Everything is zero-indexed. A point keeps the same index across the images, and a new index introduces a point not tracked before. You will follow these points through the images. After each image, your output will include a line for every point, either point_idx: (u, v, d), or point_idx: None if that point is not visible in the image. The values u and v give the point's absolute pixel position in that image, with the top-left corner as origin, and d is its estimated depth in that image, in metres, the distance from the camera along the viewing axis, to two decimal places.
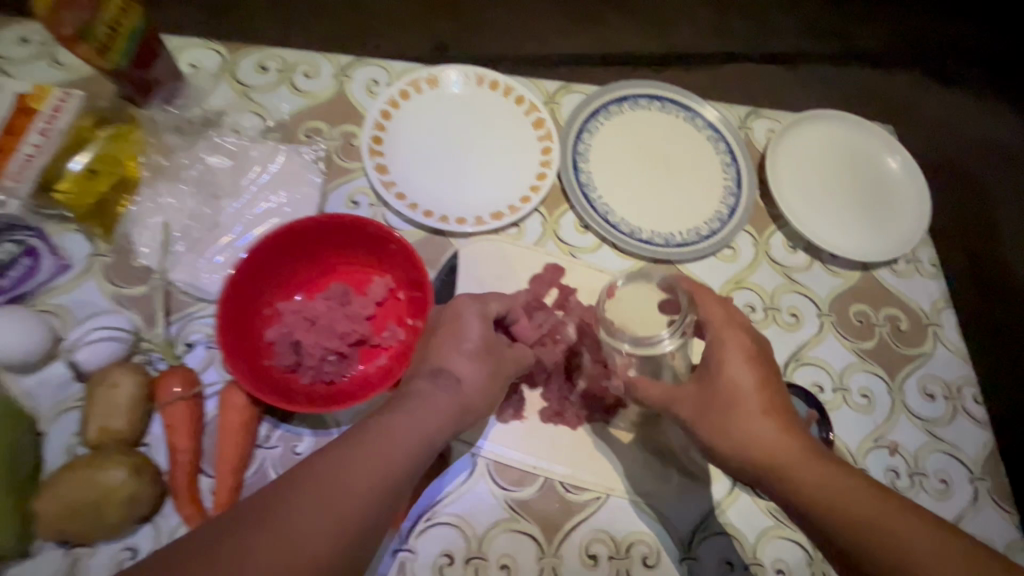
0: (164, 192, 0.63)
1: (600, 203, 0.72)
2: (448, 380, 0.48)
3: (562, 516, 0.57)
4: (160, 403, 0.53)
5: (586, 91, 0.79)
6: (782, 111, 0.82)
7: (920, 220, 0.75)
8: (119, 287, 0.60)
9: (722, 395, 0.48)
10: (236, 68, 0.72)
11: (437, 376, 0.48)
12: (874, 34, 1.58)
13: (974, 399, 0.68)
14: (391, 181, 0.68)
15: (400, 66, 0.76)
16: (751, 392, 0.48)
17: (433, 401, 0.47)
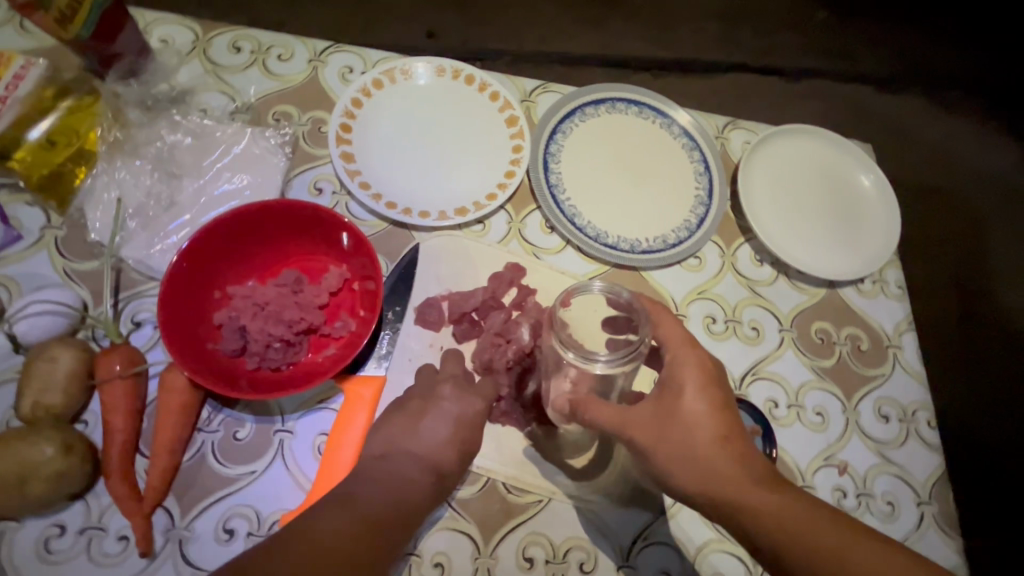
0: (121, 168, 0.62)
1: (567, 205, 0.71)
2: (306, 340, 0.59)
3: (501, 516, 0.57)
4: (98, 381, 0.52)
5: (562, 91, 0.78)
6: (761, 124, 0.81)
7: (889, 242, 0.74)
8: (69, 261, 0.59)
9: (671, 415, 0.48)
10: (208, 47, 0.71)
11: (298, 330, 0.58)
12: (870, 51, 1.58)
13: (929, 424, 0.68)
14: (355, 170, 0.67)
15: (375, 54, 0.75)
16: (685, 407, 0.48)
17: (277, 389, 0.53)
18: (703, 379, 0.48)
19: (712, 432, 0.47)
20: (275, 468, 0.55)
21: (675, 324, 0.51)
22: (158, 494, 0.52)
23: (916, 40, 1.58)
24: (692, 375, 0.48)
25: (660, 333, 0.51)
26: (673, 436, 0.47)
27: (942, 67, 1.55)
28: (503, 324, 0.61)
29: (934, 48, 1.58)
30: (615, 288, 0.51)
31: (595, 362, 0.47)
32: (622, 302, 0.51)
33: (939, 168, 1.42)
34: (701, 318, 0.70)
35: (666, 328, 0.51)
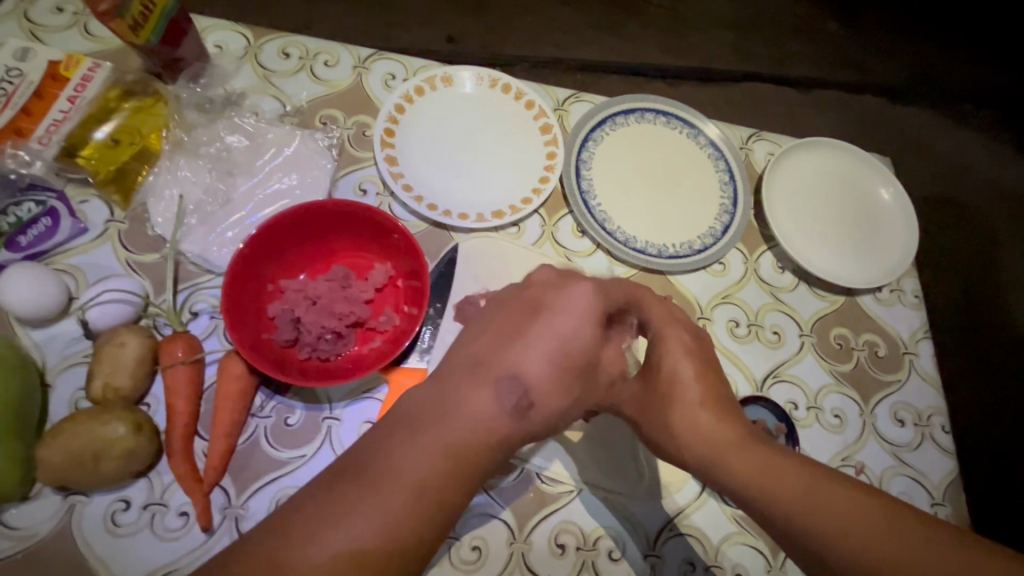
0: (181, 166, 0.65)
1: (598, 211, 0.74)
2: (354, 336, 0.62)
3: (535, 505, 0.60)
4: (163, 366, 0.56)
5: (594, 101, 0.81)
6: (784, 136, 0.84)
7: (907, 253, 0.77)
8: (131, 253, 0.63)
9: (667, 390, 0.53)
10: (260, 53, 0.74)
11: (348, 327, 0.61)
12: (885, 64, 1.61)
13: (943, 428, 0.71)
14: (399, 173, 0.70)
15: (416, 62, 0.79)
16: (681, 383, 0.53)
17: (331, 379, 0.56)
18: (696, 356, 0.55)
19: (698, 397, 0.52)
20: (324, 453, 0.58)
21: (657, 308, 0.57)
22: (216, 474, 0.55)
23: (930, 54, 1.61)
24: (676, 351, 0.54)
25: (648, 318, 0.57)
26: (660, 408, 0.53)
27: (955, 80, 1.58)
28: None
29: (948, 63, 1.61)
30: None
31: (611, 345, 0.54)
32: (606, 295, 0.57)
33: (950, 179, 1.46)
34: (724, 321, 0.73)
35: (649, 308, 0.57)
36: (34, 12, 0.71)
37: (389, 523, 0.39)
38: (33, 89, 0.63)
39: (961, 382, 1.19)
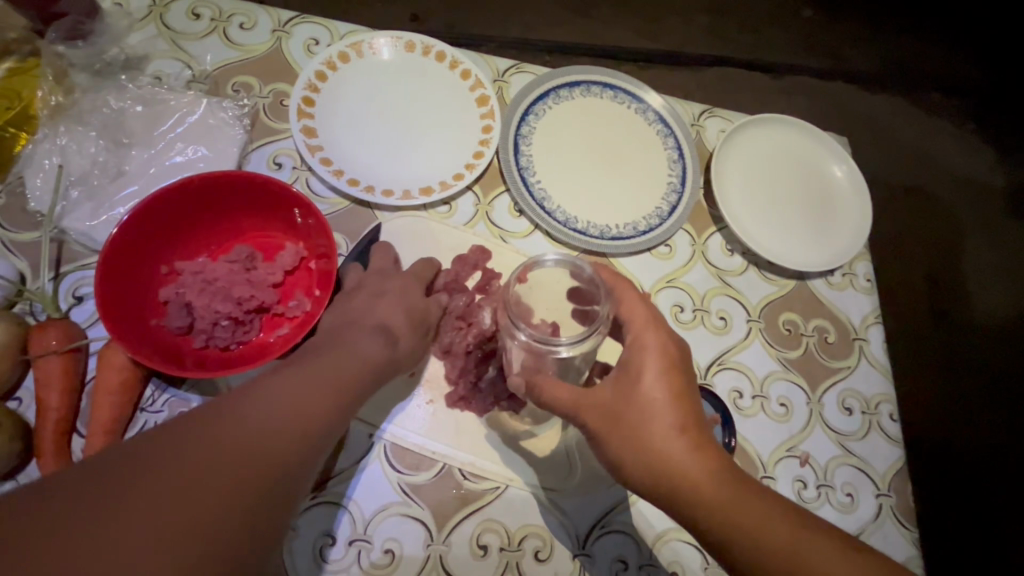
0: (63, 135, 0.58)
1: (537, 189, 0.70)
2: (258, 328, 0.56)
3: (456, 503, 0.55)
4: (33, 356, 0.50)
5: (537, 72, 0.76)
6: (737, 113, 0.80)
7: (860, 234, 0.74)
8: (8, 231, 0.56)
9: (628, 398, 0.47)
10: (166, 12, 0.68)
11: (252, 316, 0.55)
12: (856, 51, 1.61)
13: (891, 416, 0.68)
14: (317, 145, 0.65)
15: (344, 27, 0.73)
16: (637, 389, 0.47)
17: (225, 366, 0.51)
18: (662, 365, 0.47)
19: (674, 425, 0.46)
20: None
21: (641, 304, 0.50)
22: None
23: (901, 40, 1.61)
24: (652, 355, 0.47)
25: (625, 313, 0.50)
26: (631, 422, 0.46)
27: (924, 66, 1.59)
28: (467, 307, 0.60)
29: (918, 49, 1.61)
30: (573, 260, 0.51)
31: (555, 347, 0.46)
32: (585, 276, 0.50)
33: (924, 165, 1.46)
34: (668, 306, 0.69)
35: (628, 304, 0.50)
36: None
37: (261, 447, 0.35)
38: None
39: (918, 364, 1.25)
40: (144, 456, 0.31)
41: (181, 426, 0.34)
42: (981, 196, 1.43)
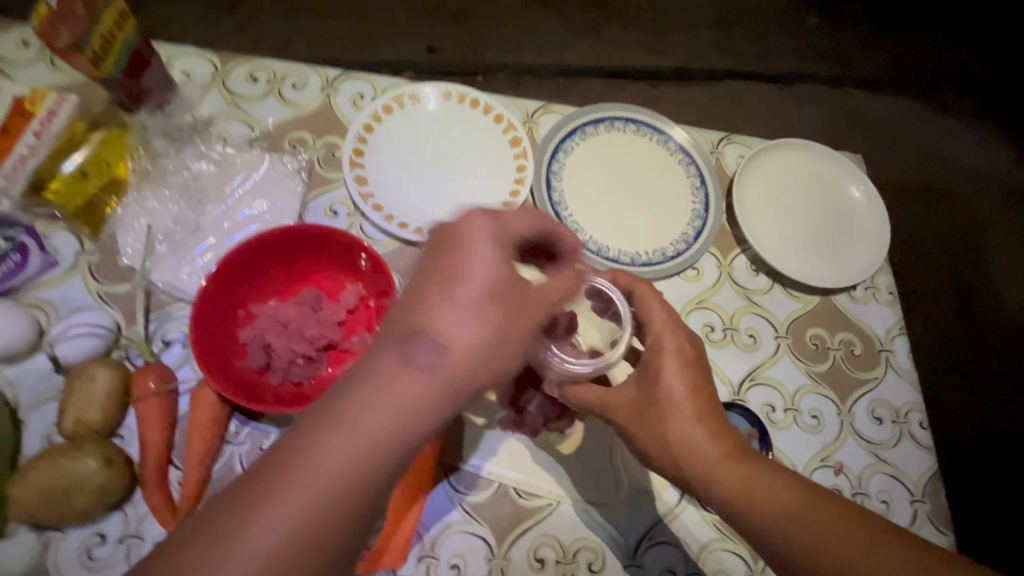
0: (150, 197, 0.65)
1: (569, 221, 0.75)
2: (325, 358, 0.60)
3: (513, 519, 0.60)
4: (134, 397, 0.56)
5: (563, 112, 0.82)
6: (754, 138, 0.85)
7: (880, 250, 0.78)
8: (102, 284, 0.63)
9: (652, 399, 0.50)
10: (227, 78, 0.75)
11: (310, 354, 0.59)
12: (865, 57, 1.69)
13: (920, 424, 0.71)
14: (368, 192, 0.71)
15: (385, 80, 0.79)
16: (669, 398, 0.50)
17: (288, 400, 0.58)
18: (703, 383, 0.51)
19: (692, 413, 0.50)
20: None
21: (658, 306, 0.53)
22: (191, 503, 0.55)
23: (905, 46, 1.70)
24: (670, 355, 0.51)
25: (646, 317, 0.53)
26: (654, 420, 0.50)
27: (928, 69, 1.68)
28: None
29: (919, 50, 1.70)
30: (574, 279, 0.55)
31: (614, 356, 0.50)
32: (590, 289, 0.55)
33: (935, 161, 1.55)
34: (699, 326, 0.73)
35: (646, 308, 0.53)
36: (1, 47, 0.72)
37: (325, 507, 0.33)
38: None
39: (942, 356, 1.29)
40: (204, 556, 0.32)
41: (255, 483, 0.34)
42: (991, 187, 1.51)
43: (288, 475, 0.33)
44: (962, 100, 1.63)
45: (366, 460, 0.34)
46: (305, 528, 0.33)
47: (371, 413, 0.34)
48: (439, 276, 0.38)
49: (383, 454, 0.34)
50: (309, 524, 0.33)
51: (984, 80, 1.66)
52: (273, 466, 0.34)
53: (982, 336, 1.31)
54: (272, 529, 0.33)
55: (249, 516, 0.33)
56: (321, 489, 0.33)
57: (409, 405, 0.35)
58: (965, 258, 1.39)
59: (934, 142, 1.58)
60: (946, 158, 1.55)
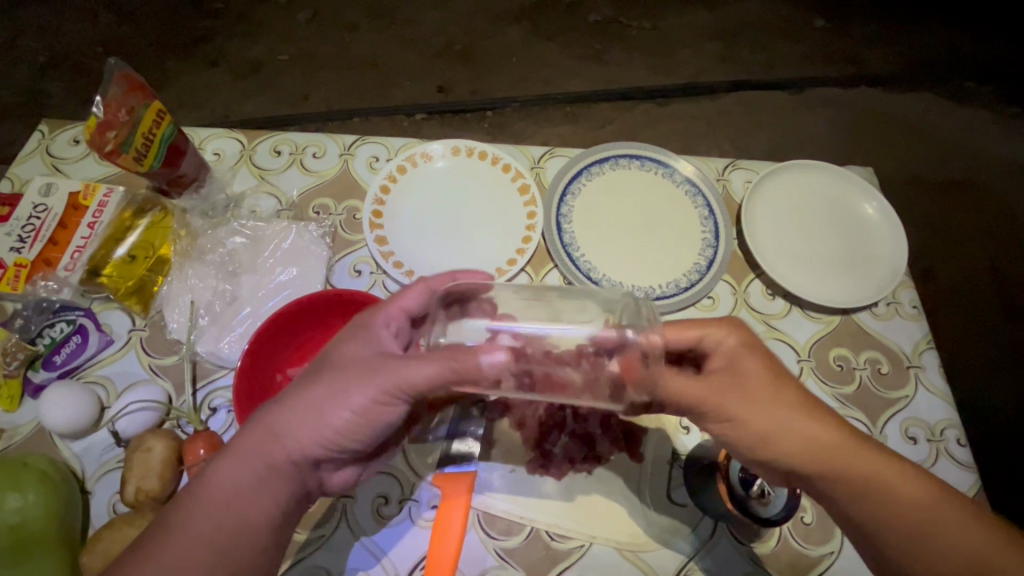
0: (190, 274, 0.71)
1: (582, 261, 0.77)
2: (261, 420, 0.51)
3: (547, 562, 0.61)
4: (187, 464, 0.60)
5: (568, 154, 0.85)
6: (760, 162, 0.86)
7: (900, 265, 0.77)
8: (153, 357, 0.68)
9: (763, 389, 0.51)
10: (254, 154, 0.81)
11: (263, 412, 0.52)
12: (877, 53, 1.67)
13: (958, 441, 0.70)
14: (389, 251, 0.75)
15: (398, 141, 0.84)
16: None
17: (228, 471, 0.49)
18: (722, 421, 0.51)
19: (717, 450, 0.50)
20: (342, 534, 0.61)
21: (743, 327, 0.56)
22: None
23: (918, 39, 1.68)
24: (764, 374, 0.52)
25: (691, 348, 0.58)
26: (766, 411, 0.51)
27: (945, 59, 1.65)
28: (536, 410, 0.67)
29: (935, 42, 1.68)
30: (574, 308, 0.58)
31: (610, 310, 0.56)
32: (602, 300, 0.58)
33: (959, 155, 1.53)
34: None
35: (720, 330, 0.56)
36: (56, 146, 0.80)
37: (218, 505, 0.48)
38: (58, 220, 0.71)
39: (981, 357, 1.28)
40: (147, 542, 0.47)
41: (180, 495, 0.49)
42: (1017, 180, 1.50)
43: (172, 523, 0.47)
44: (981, 89, 1.61)
45: (230, 504, 0.48)
46: (203, 548, 0.46)
47: (229, 468, 0.49)
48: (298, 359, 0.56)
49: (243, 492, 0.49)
50: (205, 545, 0.47)
51: (1002, 67, 1.63)
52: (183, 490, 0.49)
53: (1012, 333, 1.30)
54: (176, 548, 0.46)
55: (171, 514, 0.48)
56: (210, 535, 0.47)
57: (262, 442, 0.50)
58: (994, 257, 1.39)
59: (954, 134, 1.55)
60: (969, 152, 1.54)
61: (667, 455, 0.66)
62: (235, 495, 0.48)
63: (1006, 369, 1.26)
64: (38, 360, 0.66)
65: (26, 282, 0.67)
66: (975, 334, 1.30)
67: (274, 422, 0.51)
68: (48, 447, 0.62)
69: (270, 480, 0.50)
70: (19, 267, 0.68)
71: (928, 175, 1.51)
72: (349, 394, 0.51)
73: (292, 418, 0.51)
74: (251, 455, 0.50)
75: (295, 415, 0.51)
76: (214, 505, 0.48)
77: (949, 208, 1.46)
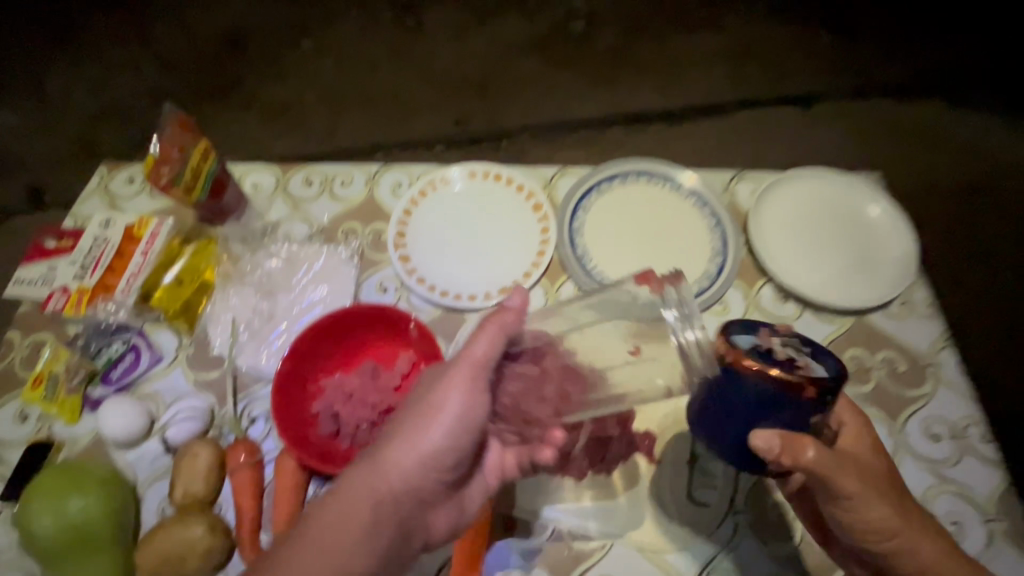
0: (233, 295, 0.77)
1: (595, 272, 0.81)
2: (362, 463, 0.52)
3: (570, 562, 0.63)
4: (229, 469, 0.65)
5: (579, 172, 0.89)
6: (766, 172, 0.88)
7: (908, 266, 0.79)
8: (198, 373, 0.73)
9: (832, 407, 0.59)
10: (288, 185, 0.88)
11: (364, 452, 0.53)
12: (887, 64, 1.70)
13: (983, 439, 0.69)
14: (413, 268, 0.80)
15: (418, 168, 0.90)
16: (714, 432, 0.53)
17: (336, 515, 0.50)
18: None
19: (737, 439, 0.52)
20: None
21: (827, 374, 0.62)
22: None
23: (929, 49, 1.70)
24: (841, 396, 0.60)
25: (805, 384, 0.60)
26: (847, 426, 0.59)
27: (957, 67, 1.67)
28: None
29: (946, 51, 1.70)
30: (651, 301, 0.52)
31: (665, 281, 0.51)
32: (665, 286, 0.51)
33: (976, 160, 1.54)
34: None
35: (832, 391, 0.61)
36: (114, 185, 0.88)
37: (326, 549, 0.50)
38: (115, 249, 0.79)
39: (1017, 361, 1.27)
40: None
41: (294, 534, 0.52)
42: None
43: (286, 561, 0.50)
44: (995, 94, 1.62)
45: (342, 547, 0.50)
46: None
47: (332, 517, 0.50)
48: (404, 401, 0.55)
49: (351, 535, 0.50)
50: None
51: (1015, 74, 1.65)
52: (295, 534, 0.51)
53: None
54: None
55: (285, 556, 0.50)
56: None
57: (360, 492, 0.51)
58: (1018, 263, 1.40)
59: (971, 141, 1.56)
60: (987, 156, 1.55)
61: (687, 453, 0.67)
62: (345, 541, 0.50)
63: None
64: (97, 376, 0.72)
65: (87, 306, 0.74)
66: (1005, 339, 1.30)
67: (366, 479, 0.51)
68: (105, 456, 0.68)
69: (376, 522, 0.51)
70: (83, 293, 0.75)
71: (947, 181, 1.51)
72: (450, 430, 0.51)
73: (401, 449, 0.51)
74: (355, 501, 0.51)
75: (393, 464, 0.51)
76: (324, 547, 0.50)
77: (974, 212, 1.46)
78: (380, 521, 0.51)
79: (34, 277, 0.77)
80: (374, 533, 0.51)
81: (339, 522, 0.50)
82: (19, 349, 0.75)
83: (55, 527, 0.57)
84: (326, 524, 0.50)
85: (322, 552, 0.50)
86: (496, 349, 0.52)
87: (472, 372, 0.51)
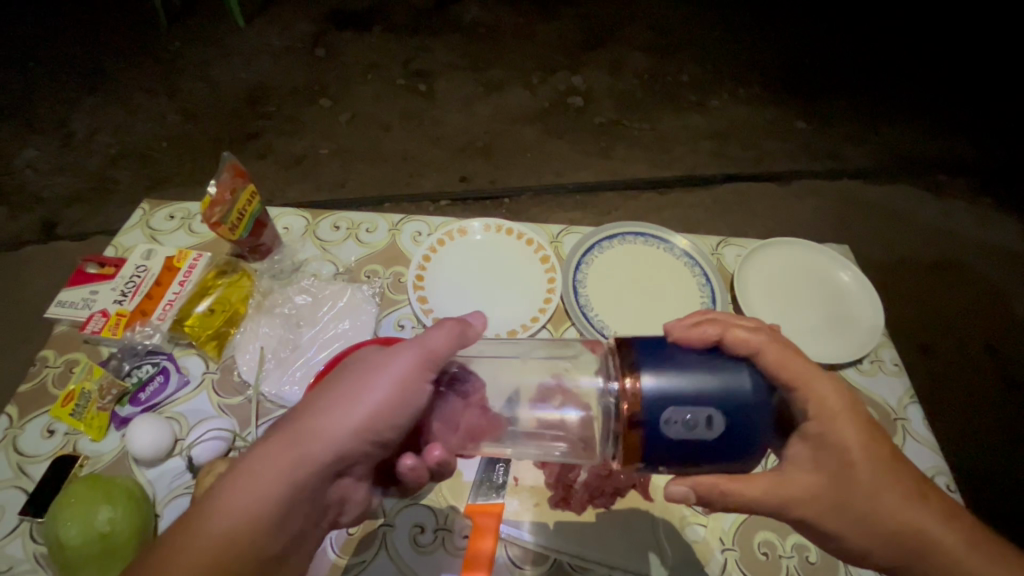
0: (262, 325, 0.83)
1: (596, 320, 0.88)
2: (290, 436, 0.53)
3: None
4: None
5: (582, 232, 0.99)
6: (748, 239, 0.99)
7: (877, 327, 0.87)
8: (222, 397, 0.78)
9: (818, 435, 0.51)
10: (317, 228, 0.96)
11: (292, 427, 0.54)
12: (855, 149, 1.88)
13: (949, 487, 0.76)
14: (429, 308, 0.87)
15: (437, 220, 0.99)
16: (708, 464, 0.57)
17: (253, 487, 0.50)
18: None
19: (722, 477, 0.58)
20: (381, 558, 0.67)
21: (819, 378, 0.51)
22: None
23: (894, 138, 1.90)
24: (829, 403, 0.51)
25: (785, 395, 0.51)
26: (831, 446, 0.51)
27: (918, 155, 1.86)
28: None
29: (908, 140, 1.90)
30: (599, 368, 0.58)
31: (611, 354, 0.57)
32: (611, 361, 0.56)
33: (936, 239, 1.70)
34: None
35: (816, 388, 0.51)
36: (154, 221, 0.96)
37: (239, 519, 0.49)
38: (154, 278, 0.85)
39: (980, 426, 1.38)
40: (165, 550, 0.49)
41: (201, 505, 0.50)
42: (991, 260, 1.67)
43: (194, 531, 0.49)
44: (953, 179, 1.81)
45: (253, 519, 0.49)
46: (220, 554, 0.48)
47: (250, 488, 0.50)
48: (337, 379, 0.57)
49: (266, 506, 0.50)
50: (219, 557, 0.48)
51: (971, 163, 1.84)
52: (203, 505, 0.50)
53: (1006, 401, 1.42)
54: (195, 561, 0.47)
55: (194, 526, 0.49)
56: (225, 548, 0.48)
57: (284, 462, 0.51)
58: (977, 335, 1.52)
59: (933, 222, 1.73)
60: (947, 235, 1.71)
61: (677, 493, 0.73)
62: (258, 515, 0.49)
63: (998, 439, 1.36)
64: (126, 396, 0.76)
65: (125, 328, 0.80)
66: (966, 405, 1.41)
67: (291, 452, 0.52)
68: (128, 473, 0.71)
69: (295, 496, 0.51)
70: (120, 316, 0.81)
71: (910, 257, 1.66)
72: (382, 412, 0.54)
73: (332, 422, 0.53)
74: (276, 471, 0.51)
75: (322, 440, 0.52)
76: (235, 519, 0.49)
77: (937, 286, 1.61)
78: (299, 497, 0.51)
79: (74, 300, 0.83)
80: (289, 507, 0.51)
81: (254, 493, 0.50)
82: (53, 366, 0.79)
83: (82, 536, 0.59)
84: (242, 494, 0.50)
85: (231, 523, 0.49)
86: (449, 348, 0.57)
87: (421, 362, 0.56)
